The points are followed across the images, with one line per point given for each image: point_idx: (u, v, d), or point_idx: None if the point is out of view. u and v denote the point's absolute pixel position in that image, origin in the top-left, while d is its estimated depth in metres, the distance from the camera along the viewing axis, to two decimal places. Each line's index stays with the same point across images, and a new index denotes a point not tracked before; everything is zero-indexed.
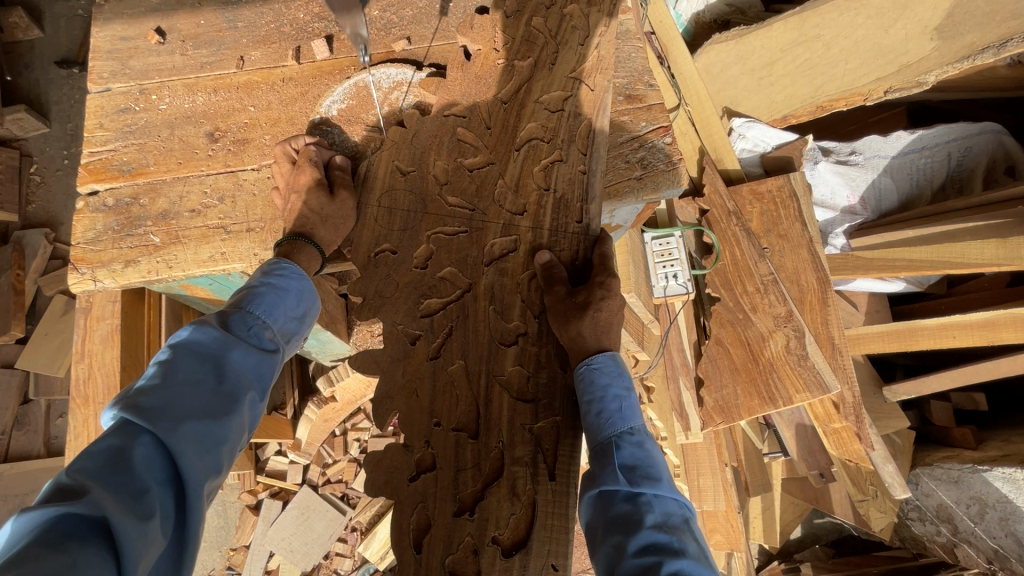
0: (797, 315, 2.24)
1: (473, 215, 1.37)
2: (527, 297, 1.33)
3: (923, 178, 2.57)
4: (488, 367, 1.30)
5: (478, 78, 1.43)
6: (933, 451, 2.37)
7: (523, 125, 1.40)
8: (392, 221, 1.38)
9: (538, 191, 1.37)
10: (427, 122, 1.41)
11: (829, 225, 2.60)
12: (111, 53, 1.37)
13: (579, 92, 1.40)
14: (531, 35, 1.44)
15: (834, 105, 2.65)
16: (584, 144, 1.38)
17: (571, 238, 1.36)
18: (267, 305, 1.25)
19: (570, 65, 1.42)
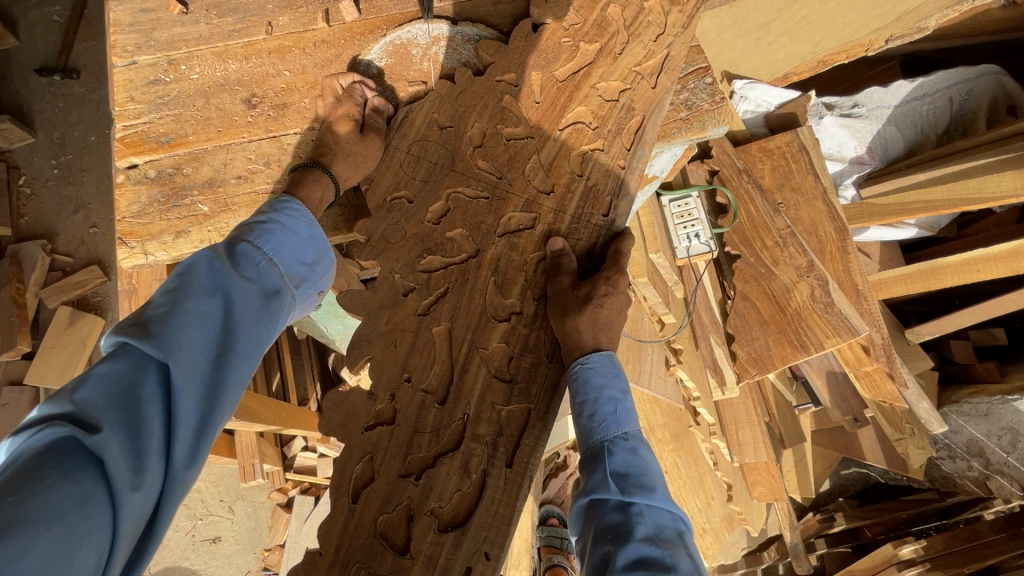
0: (818, 264, 2.25)
1: (499, 182, 1.37)
2: (530, 278, 1.34)
3: (927, 124, 2.61)
4: (474, 338, 1.31)
5: (541, 53, 1.41)
6: (957, 389, 2.42)
7: (572, 107, 1.40)
8: (417, 167, 1.38)
9: (571, 178, 1.38)
10: (476, 83, 1.39)
11: (839, 177, 2.63)
12: (133, 26, 1.31)
13: (643, 89, 1.41)
14: (603, 22, 1.43)
15: (835, 59, 2.72)
16: (628, 139, 1.39)
17: (592, 228, 1.36)
18: (275, 243, 1.19)
19: (636, 58, 1.42)
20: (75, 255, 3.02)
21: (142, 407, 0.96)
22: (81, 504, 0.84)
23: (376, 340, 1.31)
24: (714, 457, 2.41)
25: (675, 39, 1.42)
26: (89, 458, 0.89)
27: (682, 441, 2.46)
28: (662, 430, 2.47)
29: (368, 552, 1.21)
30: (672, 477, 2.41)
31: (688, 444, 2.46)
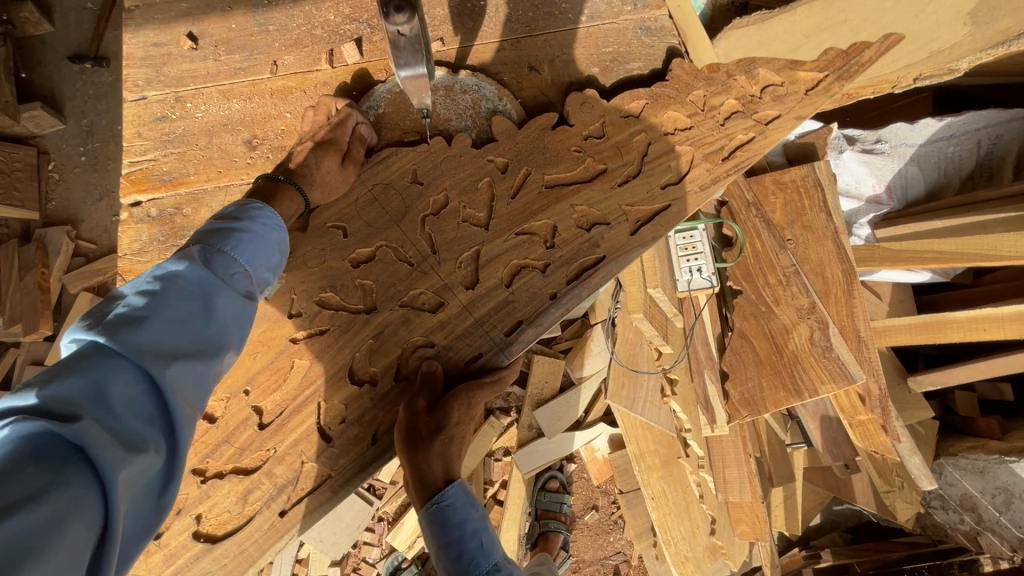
0: (820, 306, 2.22)
1: (428, 257, 1.34)
2: (402, 358, 1.33)
3: (951, 167, 2.53)
4: (346, 404, 1.33)
5: (548, 155, 1.35)
6: (957, 441, 2.38)
7: (541, 216, 1.33)
8: (369, 203, 1.36)
9: (496, 284, 1.32)
10: (464, 151, 1.35)
11: (853, 215, 2.61)
12: (145, 60, 1.35)
13: (628, 243, 1.33)
14: (624, 144, 1.36)
15: (861, 92, 2.57)
16: (566, 270, 1.33)
17: (484, 340, 1.32)
18: (250, 252, 1.20)
19: (634, 195, 1.35)
20: (97, 242, 3.12)
21: (123, 406, 0.96)
22: (74, 500, 0.83)
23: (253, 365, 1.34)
24: (701, 489, 2.47)
25: (687, 190, 1.35)
26: (77, 455, 0.87)
27: (671, 468, 2.50)
28: (653, 457, 2.52)
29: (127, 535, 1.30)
30: (659, 503, 2.50)
31: (678, 473, 2.50)
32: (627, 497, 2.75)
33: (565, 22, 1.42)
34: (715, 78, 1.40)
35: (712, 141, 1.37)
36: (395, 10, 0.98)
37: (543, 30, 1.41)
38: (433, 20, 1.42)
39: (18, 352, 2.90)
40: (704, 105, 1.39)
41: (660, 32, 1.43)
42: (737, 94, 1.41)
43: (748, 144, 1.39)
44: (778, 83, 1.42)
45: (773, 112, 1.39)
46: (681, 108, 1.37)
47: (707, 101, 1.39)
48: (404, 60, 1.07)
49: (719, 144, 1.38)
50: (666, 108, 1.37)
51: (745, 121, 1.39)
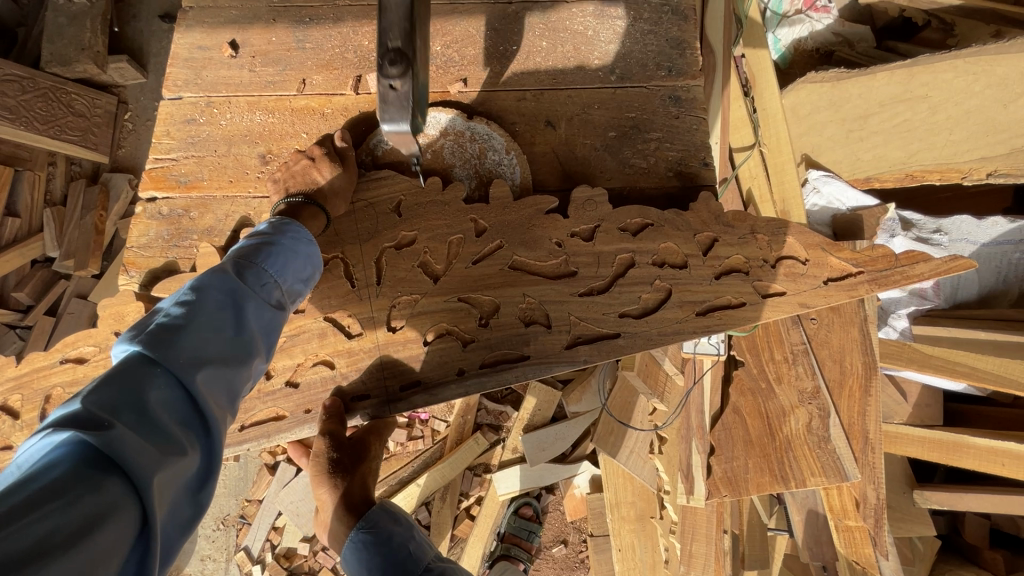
0: (825, 393, 2.10)
1: (369, 286, 1.34)
2: (299, 364, 1.36)
3: (1013, 275, 2.32)
4: (277, 408, 1.36)
5: (527, 238, 1.32)
6: (955, 567, 2.24)
7: (488, 293, 1.32)
8: (346, 216, 1.37)
9: (416, 337, 1.33)
10: (447, 200, 1.35)
11: (892, 304, 2.39)
12: (188, 62, 1.44)
13: (558, 356, 1.29)
14: (602, 257, 1.31)
15: (926, 177, 2.46)
16: (486, 353, 1.31)
17: (380, 384, 1.33)
18: (279, 264, 1.20)
19: (585, 308, 1.30)
20: None
21: (160, 414, 0.95)
22: (112, 509, 0.82)
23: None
24: (668, 553, 2.42)
25: (645, 326, 1.30)
26: (116, 461, 0.86)
27: (644, 525, 2.52)
28: (629, 509, 2.54)
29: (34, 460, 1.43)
30: (625, 555, 2.53)
31: (650, 531, 2.51)
32: (596, 542, 2.78)
33: (594, 80, 1.40)
34: (737, 224, 1.30)
35: (695, 292, 1.30)
36: (390, 63, 1.00)
37: (569, 85, 1.41)
38: (464, 58, 1.43)
39: (67, 284, 3.16)
40: (708, 251, 1.31)
41: (689, 103, 1.39)
42: (748, 255, 1.30)
43: (728, 306, 1.30)
44: (801, 261, 1.30)
45: (780, 288, 1.29)
46: (680, 241, 1.30)
47: (712, 246, 1.31)
48: (390, 116, 1.04)
49: (704, 296, 1.30)
50: (665, 238, 1.30)
51: (739, 279, 1.30)
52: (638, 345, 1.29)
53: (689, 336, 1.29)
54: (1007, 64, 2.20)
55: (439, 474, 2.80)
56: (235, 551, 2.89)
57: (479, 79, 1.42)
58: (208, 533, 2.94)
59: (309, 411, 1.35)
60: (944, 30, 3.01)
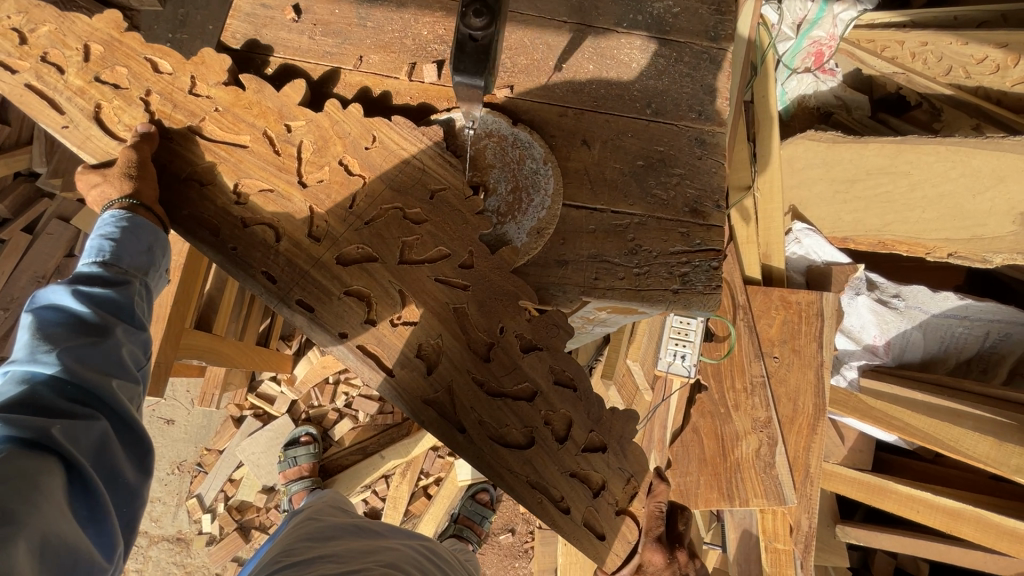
0: (775, 423, 2.35)
1: (358, 220, 1.39)
2: (263, 245, 1.39)
3: (953, 345, 2.58)
4: (218, 225, 1.40)
5: (489, 303, 1.38)
6: None
7: (413, 315, 1.39)
8: (380, 155, 1.40)
9: (341, 285, 1.39)
10: (459, 200, 1.39)
11: (846, 355, 2.66)
12: (250, 17, 1.49)
13: (411, 400, 1.38)
14: (519, 372, 1.39)
15: (896, 246, 2.68)
16: (372, 344, 1.38)
17: (289, 281, 1.38)
18: (127, 252, 1.29)
19: (470, 388, 1.39)
20: None
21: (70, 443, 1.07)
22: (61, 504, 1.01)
23: (229, 154, 1.41)
24: None
25: (492, 445, 1.39)
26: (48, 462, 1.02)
27: None
28: None
29: (37, 102, 1.40)
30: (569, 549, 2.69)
31: None
32: (544, 534, 2.95)
33: (631, 110, 1.51)
34: (630, 457, 1.46)
35: (548, 464, 1.42)
36: (474, 14, 1.08)
37: (608, 111, 1.51)
38: (514, 65, 1.52)
39: (50, 204, 3.06)
40: (584, 449, 1.43)
41: (713, 147, 1.50)
42: (608, 475, 1.45)
43: (563, 496, 1.42)
44: (633, 527, 1.48)
45: (600, 530, 1.45)
46: (579, 421, 1.42)
47: (595, 451, 1.44)
48: (464, 67, 1.08)
49: (560, 463, 1.42)
50: (569, 406, 1.42)
51: (587, 496, 1.44)
52: (467, 451, 1.39)
53: (507, 484, 1.40)
54: (982, 158, 2.43)
55: (402, 449, 2.85)
56: (187, 496, 2.89)
57: (527, 89, 1.50)
58: (161, 475, 2.92)
59: (234, 249, 1.40)
60: (933, 114, 3.29)
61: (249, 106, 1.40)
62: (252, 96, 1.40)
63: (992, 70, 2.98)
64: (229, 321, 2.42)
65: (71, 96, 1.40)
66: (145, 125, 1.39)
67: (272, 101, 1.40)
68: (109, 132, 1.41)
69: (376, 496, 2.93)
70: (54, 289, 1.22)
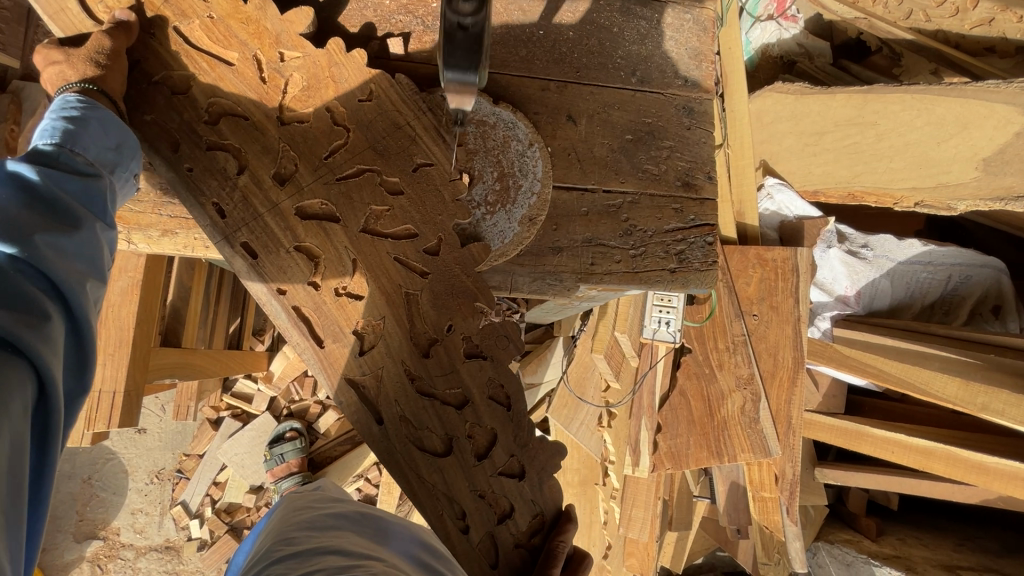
0: (757, 379, 2.43)
1: (331, 174, 1.26)
2: (220, 175, 1.24)
3: (919, 290, 2.70)
4: (179, 140, 1.23)
5: (447, 297, 1.28)
6: (838, 531, 2.68)
7: (363, 287, 1.27)
8: (373, 111, 1.26)
9: (291, 240, 1.26)
10: (437, 176, 1.28)
11: (820, 307, 2.76)
12: None
13: (335, 374, 1.27)
14: (456, 373, 1.30)
15: (864, 198, 2.70)
16: (309, 309, 1.27)
17: (236, 221, 1.24)
18: (99, 142, 1.09)
19: (399, 377, 1.29)
20: None
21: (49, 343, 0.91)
22: (16, 426, 0.84)
23: (211, 68, 1.24)
24: (606, 516, 2.63)
25: (407, 446, 1.29)
26: (12, 370, 0.85)
27: (586, 489, 2.67)
28: (573, 475, 2.66)
29: None
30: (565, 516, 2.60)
31: (590, 495, 2.67)
32: None
33: (617, 79, 1.43)
34: (546, 493, 1.34)
35: (459, 478, 1.30)
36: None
37: (591, 82, 1.42)
38: (492, 35, 1.39)
39: None
40: (499, 471, 1.32)
41: (701, 116, 1.45)
42: (515, 505, 1.32)
43: (465, 515, 1.30)
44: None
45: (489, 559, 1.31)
46: (503, 442, 1.31)
47: (511, 476, 1.32)
48: (456, 60, 0.99)
49: (472, 479, 1.30)
50: (498, 424, 1.31)
51: (490, 521, 1.31)
52: (379, 444, 1.29)
53: (410, 487, 1.29)
54: (945, 106, 2.48)
55: None
56: (171, 505, 2.80)
57: (505, 61, 1.39)
58: (140, 487, 2.83)
59: (190, 171, 1.24)
60: (893, 59, 3.25)
61: (247, 21, 1.23)
62: (251, 11, 1.23)
63: (950, 13, 2.96)
64: (197, 330, 2.30)
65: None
66: (124, 12, 1.19)
67: (271, 23, 1.23)
68: (88, 10, 1.23)
69: (370, 483, 2.82)
70: (6, 162, 0.99)
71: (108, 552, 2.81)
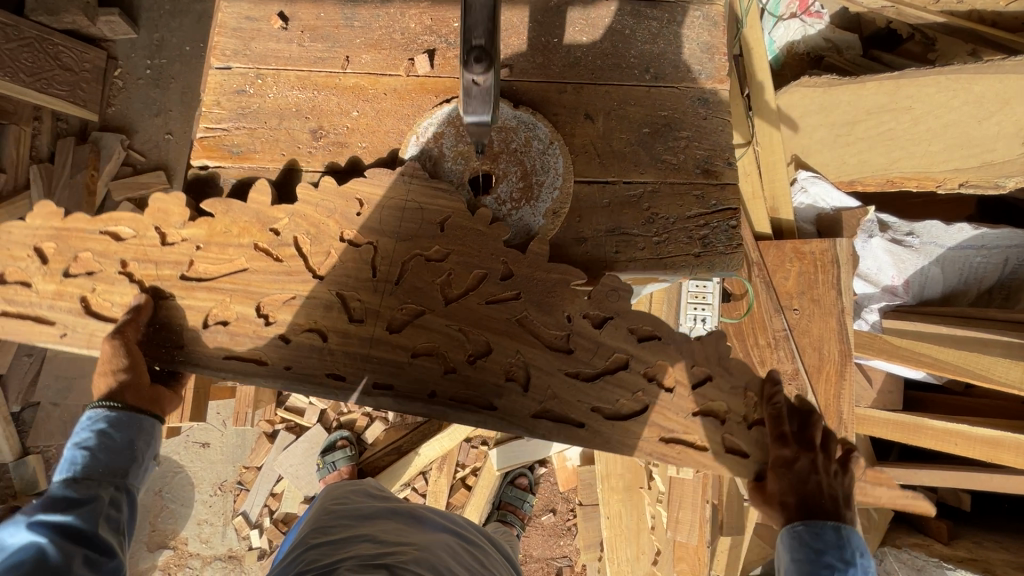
0: (804, 374, 2.36)
1: (388, 282, 1.35)
2: (301, 334, 1.36)
3: (973, 276, 2.58)
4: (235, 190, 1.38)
5: (545, 300, 1.35)
6: (905, 535, 2.53)
7: (483, 338, 1.36)
8: (377, 212, 1.35)
9: (404, 350, 1.35)
10: (473, 230, 1.35)
11: (865, 299, 2.64)
12: (236, 31, 1.44)
13: (519, 420, 1.35)
14: (601, 345, 1.35)
15: (905, 183, 2.68)
16: (463, 390, 1.36)
17: (343, 352, 1.36)
18: (107, 455, 1.33)
19: (564, 381, 1.35)
20: (146, 155, 3.32)
21: None
22: None
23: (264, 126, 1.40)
24: (654, 520, 2.62)
25: (599, 419, 1.36)
26: None
27: (631, 495, 2.67)
28: (618, 480, 2.68)
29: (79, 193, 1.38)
30: (613, 523, 2.68)
31: (637, 501, 2.67)
32: (584, 510, 2.97)
33: (632, 78, 1.49)
34: (735, 370, 1.37)
35: (665, 416, 1.37)
36: (475, 60, 1.04)
37: (608, 82, 1.49)
38: (508, 48, 1.49)
39: None
40: (696, 383, 1.37)
41: (717, 106, 1.49)
42: (728, 404, 1.37)
43: (682, 433, 1.37)
44: (750, 451, 1.38)
45: (740, 448, 1.38)
46: (674, 362, 1.36)
47: (704, 382, 1.37)
48: (473, 108, 1.11)
49: (674, 424, 1.37)
50: (659, 358, 1.36)
51: (714, 426, 1.37)
52: (589, 438, 1.37)
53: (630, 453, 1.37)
54: (984, 84, 2.38)
55: (438, 446, 2.86)
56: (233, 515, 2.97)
57: (524, 70, 1.48)
58: (204, 498, 3.00)
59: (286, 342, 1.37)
60: (927, 45, 3.20)
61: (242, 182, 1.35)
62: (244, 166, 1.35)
63: None
64: None
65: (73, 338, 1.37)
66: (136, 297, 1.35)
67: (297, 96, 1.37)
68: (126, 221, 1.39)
69: (416, 492, 2.95)
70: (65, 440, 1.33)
71: (177, 562, 2.99)
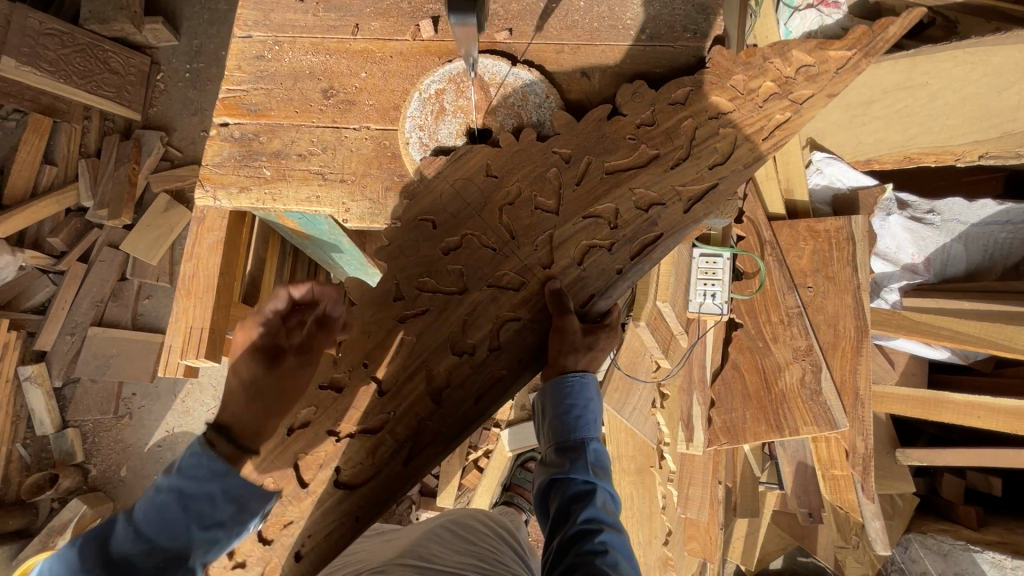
0: (817, 351, 2.31)
1: (507, 242, 1.36)
2: (451, 332, 1.33)
3: (998, 252, 2.50)
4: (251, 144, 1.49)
5: (601, 144, 1.38)
6: (930, 521, 2.44)
7: (605, 200, 1.35)
8: (440, 210, 1.39)
9: (568, 264, 1.34)
10: (533, 151, 1.39)
11: (885, 278, 2.63)
12: (257, 4, 1.56)
13: (680, 222, 1.33)
14: (670, 131, 1.37)
15: (922, 159, 2.58)
16: (635, 248, 1.33)
17: (515, 302, 1.33)
18: None
19: (681, 177, 1.35)
20: (183, 151, 3.53)
21: None
22: None
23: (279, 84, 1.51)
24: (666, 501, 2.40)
25: (705, 165, 1.35)
26: None
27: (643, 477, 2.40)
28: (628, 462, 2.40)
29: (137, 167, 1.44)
30: None
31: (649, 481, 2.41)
32: None
33: (627, 38, 1.54)
34: (749, 64, 1.38)
35: (743, 126, 1.36)
36: None
37: (603, 41, 1.54)
38: (509, 13, 1.56)
39: (100, 233, 3.35)
40: (743, 90, 1.37)
41: None
42: (773, 77, 1.37)
43: (763, 132, 1.36)
44: (810, 63, 1.36)
45: (807, 92, 1.35)
46: (720, 97, 1.37)
47: (742, 92, 1.38)
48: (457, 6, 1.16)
49: (760, 124, 1.36)
50: (708, 96, 1.38)
51: (774, 104, 1.36)
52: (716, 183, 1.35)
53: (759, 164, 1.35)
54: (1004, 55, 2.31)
55: None
56: None
57: (523, 32, 1.55)
58: None
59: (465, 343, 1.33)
60: (947, 28, 3.10)
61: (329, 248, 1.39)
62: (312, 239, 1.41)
63: None
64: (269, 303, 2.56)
65: (313, 513, 1.28)
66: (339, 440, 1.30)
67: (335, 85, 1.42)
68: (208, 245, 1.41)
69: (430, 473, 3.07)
70: None
71: None
